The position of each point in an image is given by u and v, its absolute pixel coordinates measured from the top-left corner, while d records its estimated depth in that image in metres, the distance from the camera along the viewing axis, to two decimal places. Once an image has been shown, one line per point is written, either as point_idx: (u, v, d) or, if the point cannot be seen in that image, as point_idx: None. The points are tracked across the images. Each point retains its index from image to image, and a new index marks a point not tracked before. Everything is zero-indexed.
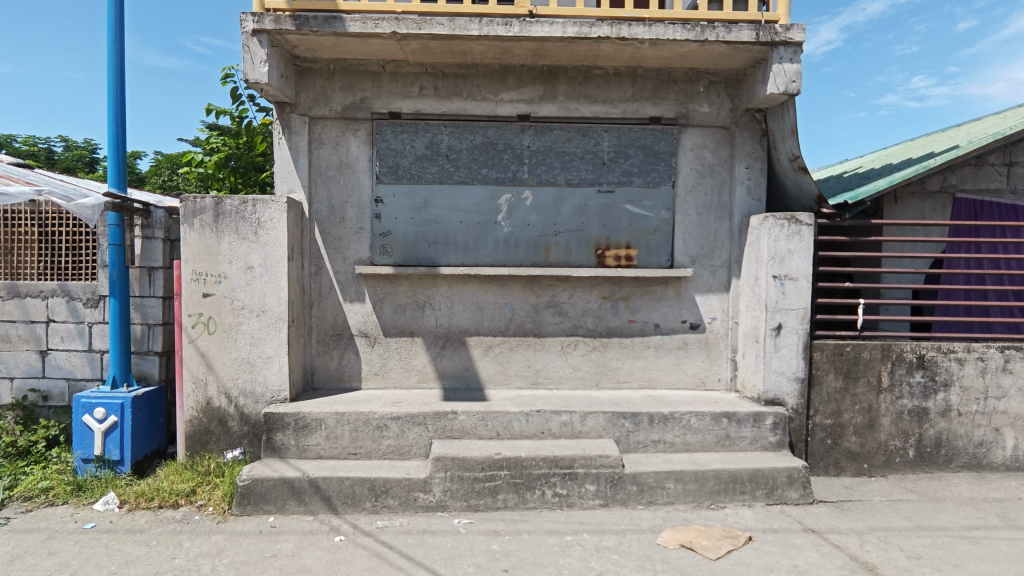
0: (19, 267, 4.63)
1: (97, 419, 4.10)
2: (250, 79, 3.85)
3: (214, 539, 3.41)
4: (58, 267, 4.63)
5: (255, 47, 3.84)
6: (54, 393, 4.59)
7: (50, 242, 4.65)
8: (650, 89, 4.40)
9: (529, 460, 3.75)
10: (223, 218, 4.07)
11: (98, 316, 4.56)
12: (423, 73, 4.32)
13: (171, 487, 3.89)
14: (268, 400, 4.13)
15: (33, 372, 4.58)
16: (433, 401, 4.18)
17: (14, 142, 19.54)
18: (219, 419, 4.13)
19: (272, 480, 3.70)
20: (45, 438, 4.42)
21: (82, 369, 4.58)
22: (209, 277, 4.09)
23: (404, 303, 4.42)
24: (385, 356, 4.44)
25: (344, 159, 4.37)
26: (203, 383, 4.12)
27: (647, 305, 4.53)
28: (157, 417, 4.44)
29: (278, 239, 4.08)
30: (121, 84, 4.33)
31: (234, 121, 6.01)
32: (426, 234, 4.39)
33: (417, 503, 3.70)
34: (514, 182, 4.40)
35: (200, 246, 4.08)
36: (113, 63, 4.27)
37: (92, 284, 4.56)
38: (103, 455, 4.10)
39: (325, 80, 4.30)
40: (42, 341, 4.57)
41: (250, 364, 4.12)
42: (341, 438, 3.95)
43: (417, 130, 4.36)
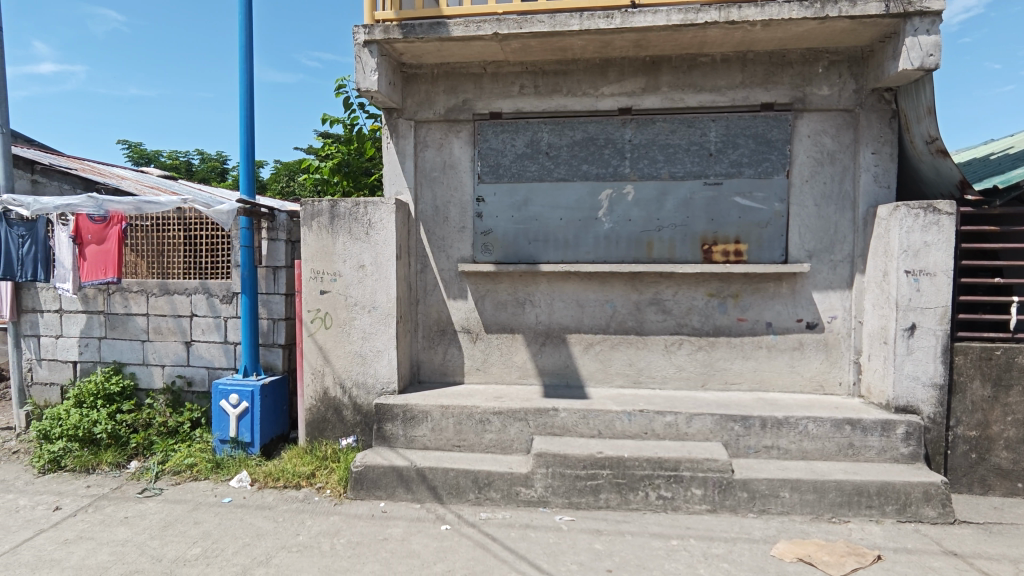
0: (168, 268, 5.21)
1: (232, 404, 4.53)
2: (362, 88, 4.09)
3: (332, 520, 3.66)
4: (199, 267, 5.17)
5: (366, 58, 4.06)
6: (197, 379, 5.13)
7: (193, 245, 5.19)
8: (761, 74, 4.15)
9: (632, 461, 3.67)
10: (338, 219, 4.35)
11: (232, 311, 5.04)
12: (524, 72, 4.36)
13: (294, 469, 4.22)
14: (379, 391, 4.35)
15: (180, 361, 5.15)
16: (534, 398, 4.21)
17: (160, 158, 22.06)
18: (335, 408, 4.43)
19: (382, 468, 3.91)
20: (189, 419, 4.95)
21: (219, 359, 5.08)
22: (326, 275, 4.39)
23: (505, 300, 4.49)
24: (486, 352, 4.54)
25: (447, 160, 4.51)
26: (321, 373, 4.43)
27: (758, 303, 4.28)
28: (281, 405, 4.83)
29: (387, 239, 4.29)
30: (251, 100, 4.74)
31: (346, 128, 6.39)
32: (526, 232, 4.43)
33: (519, 497, 3.75)
34: (615, 177, 4.33)
35: (318, 246, 4.39)
36: (244, 81, 4.70)
37: (227, 282, 5.05)
38: (237, 437, 4.53)
39: (429, 85, 4.46)
40: (187, 333, 5.12)
41: (362, 358, 4.37)
42: (446, 430, 4.08)
43: (518, 128, 4.42)
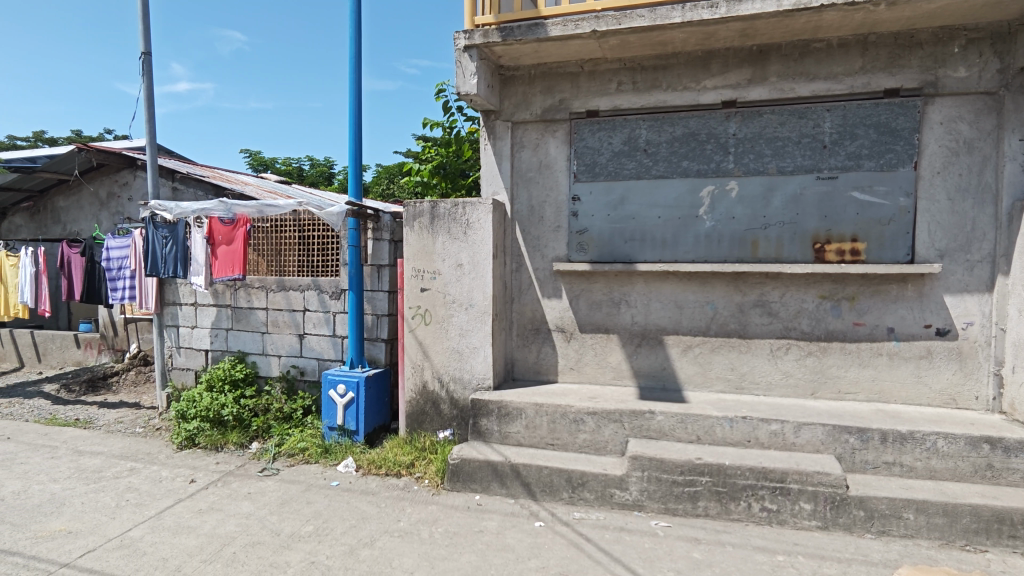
0: (285, 265, 5.66)
1: (340, 394, 4.84)
2: (462, 92, 4.21)
3: (430, 509, 3.80)
4: (312, 264, 5.56)
5: (466, 62, 4.18)
6: (309, 369, 5.52)
7: (307, 244, 5.59)
8: (885, 58, 3.82)
9: (734, 469, 3.51)
10: (438, 220, 4.51)
11: (340, 306, 5.37)
12: (621, 68, 4.29)
13: (395, 458, 4.43)
14: (474, 386, 4.46)
15: (294, 352, 5.56)
16: (630, 399, 4.14)
17: (276, 164, 23.94)
18: (433, 401, 4.60)
19: (478, 461, 4.00)
20: (302, 406, 5.34)
21: (328, 351, 5.44)
22: (426, 273, 4.57)
23: (600, 299, 4.45)
24: (581, 351, 4.52)
25: (543, 160, 4.54)
26: (420, 367, 4.62)
27: (878, 307, 3.95)
28: (383, 396, 5.08)
29: (484, 239, 4.39)
30: (359, 108, 5.03)
31: (445, 131, 6.60)
32: (622, 231, 4.36)
33: (614, 499, 3.70)
34: (718, 173, 4.16)
35: (419, 246, 4.58)
36: (353, 91, 4.99)
37: (336, 280, 5.39)
38: (343, 425, 4.83)
39: (526, 86, 4.51)
40: (301, 326, 5.52)
41: (459, 353, 4.50)
42: (539, 428, 4.12)
43: (615, 126, 4.36)
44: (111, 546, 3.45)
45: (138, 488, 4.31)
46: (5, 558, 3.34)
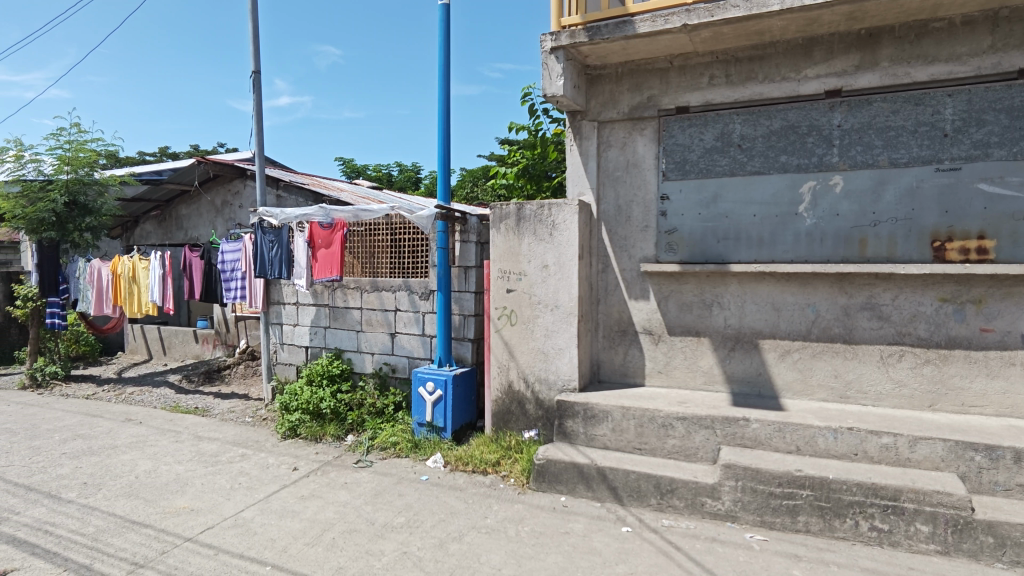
0: (378, 267, 5.93)
1: (429, 392, 4.99)
2: (548, 94, 4.23)
3: (516, 508, 3.84)
4: (403, 266, 5.79)
5: (552, 64, 4.20)
6: (400, 367, 5.74)
7: (398, 247, 5.83)
8: (1020, 34, 3.44)
9: (839, 484, 3.28)
10: (524, 221, 4.55)
11: (429, 307, 5.55)
12: (714, 62, 4.14)
13: (482, 456, 4.52)
14: (560, 387, 4.46)
15: (386, 349, 5.81)
16: (722, 405, 3.98)
17: (367, 171, 25.15)
18: (519, 401, 4.64)
19: (563, 463, 3.99)
20: (393, 402, 5.57)
21: (418, 350, 5.64)
22: (512, 274, 4.63)
23: (690, 301, 4.31)
24: (669, 354, 4.40)
25: (630, 159, 4.47)
26: (506, 367, 4.69)
27: (1010, 311, 3.56)
28: (470, 395, 5.20)
29: (570, 239, 4.38)
30: (447, 114, 5.18)
31: (530, 134, 6.65)
32: (714, 230, 4.20)
33: (705, 509, 3.57)
34: (821, 167, 3.91)
35: (506, 247, 4.65)
36: (442, 97, 5.15)
37: (426, 281, 5.58)
38: (432, 422, 4.99)
39: (614, 84, 4.45)
40: (392, 325, 5.76)
41: (545, 354, 4.52)
42: (626, 432, 4.05)
43: (707, 122, 4.21)
44: (227, 525, 3.77)
45: (249, 473, 4.67)
46: (139, 530, 3.73)
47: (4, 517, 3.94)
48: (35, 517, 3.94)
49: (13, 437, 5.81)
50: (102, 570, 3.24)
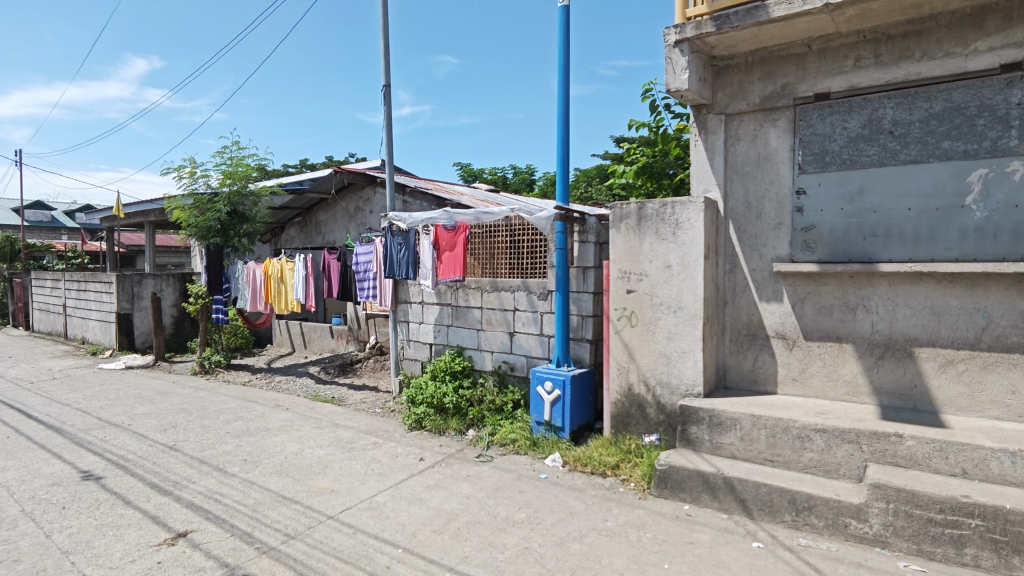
0: (497, 267, 6.10)
1: (547, 391, 5.05)
2: (672, 88, 4.11)
3: (637, 513, 3.76)
4: (522, 267, 5.91)
5: (677, 58, 4.07)
6: (518, 365, 5.86)
7: (517, 248, 5.95)
8: None
9: (1018, 515, 2.86)
10: (646, 221, 4.46)
11: (547, 307, 5.62)
12: (860, 42, 3.79)
13: (601, 459, 4.48)
14: (683, 392, 4.30)
15: (505, 348, 5.96)
16: (869, 419, 3.62)
17: (483, 175, 25.97)
18: (639, 404, 4.55)
19: (687, 470, 3.85)
20: (512, 400, 5.70)
21: (536, 349, 5.73)
22: (633, 275, 4.56)
23: (831, 304, 3.97)
24: (805, 361, 4.09)
25: (761, 152, 4.21)
26: (626, 369, 4.61)
27: None
28: (588, 396, 5.19)
29: (695, 238, 4.21)
30: (567, 115, 5.21)
31: (651, 131, 6.49)
32: (860, 226, 3.84)
33: (849, 531, 3.27)
34: (995, 152, 3.43)
35: (626, 247, 4.59)
36: (562, 99, 5.19)
37: (544, 281, 5.66)
38: (550, 421, 5.04)
39: (743, 74, 4.23)
40: (511, 325, 5.89)
41: (667, 357, 4.38)
42: (757, 442, 3.82)
43: (852, 108, 3.86)
44: (363, 507, 4.07)
45: (380, 460, 5.01)
46: (290, 505, 4.14)
47: (183, 485, 4.56)
48: (207, 486, 4.52)
49: (188, 416, 6.69)
50: (261, 538, 3.64)
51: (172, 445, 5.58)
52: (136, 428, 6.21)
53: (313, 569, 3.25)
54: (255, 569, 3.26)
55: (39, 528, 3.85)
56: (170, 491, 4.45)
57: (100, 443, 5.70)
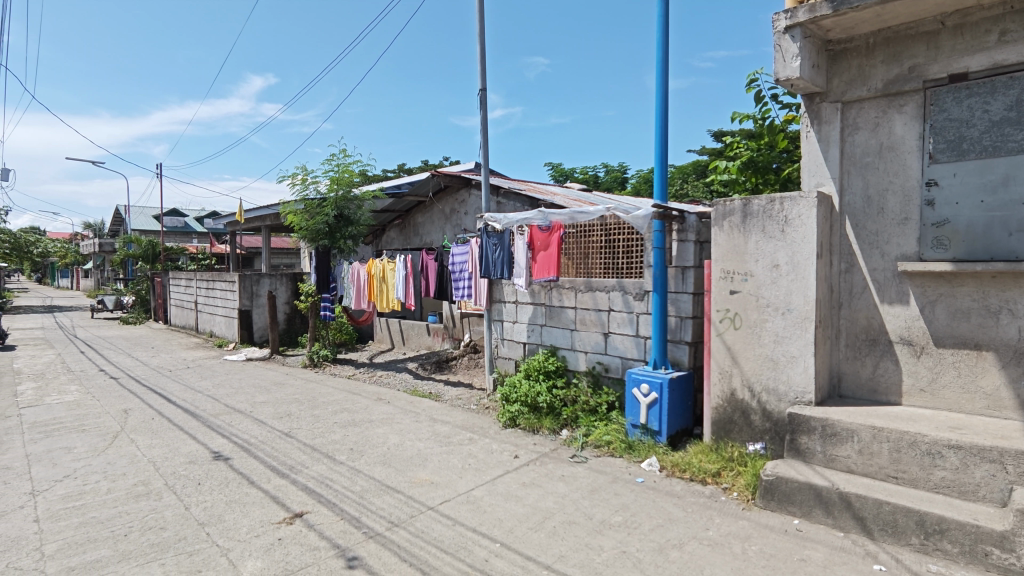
0: (591, 268, 6.06)
1: (644, 393, 4.94)
2: (782, 77, 3.90)
3: (740, 524, 3.60)
4: (617, 266, 5.83)
5: (787, 44, 3.87)
6: (612, 366, 5.79)
7: (612, 247, 5.89)
8: None
9: None
10: (751, 218, 4.27)
11: (644, 308, 5.51)
12: (1006, 14, 3.39)
13: (701, 465, 4.33)
14: (792, 399, 4.05)
15: (599, 349, 5.90)
16: (1016, 436, 3.22)
17: (575, 175, 25.88)
18: (742, 410, 4.36)
19: (796, 482, 3.63)
20: (607, 402, 5.65)
21: (631, 351, 5.63)
22: (737, 274, 4.38)
23: (968, 307, 3.57)
24: (935, 370, 3.72)
25: (884, 141, 3.88)
26: (729, 374, 4.43)
27: None
28: (687, 400, 5.02)
29: (806, 236, 3.95)
30: (665, 111, 5.10)
31: (756, 123, 6.15)
32: (1005, 220, 3.42)
33: (989, 560, 2.93)
34: None
35: (729, 246, 4.42)
36: (660, 94, 5.09)
37: (640, 281, 5.56)
38: (646, 424, 4.93)
39: (863, 57, 3.92)
40: (606, 325, 5.83)
41: (774, 362, 4.15)
42: (878, 456, 3.52)
43: (995, 88, 3.46)
44: (461, 500, 4.19)
45: (477, 456, 5.14)
46: (393, 494, 4.35)
47: (298, 469, 4.93)
48: (319, 472, 4.85)
49: (301, 406, 7.21)
50: (368, 523, 3.85)
51: (288, 432, 6.05)
52: (257, 415, 6.78)
53: (416, 557, 3.39)
54: (363, 553, 3.46)
55: (179, 500, 4.31)
56: (287, 474, 4.82)
57: (227, 427, 6.29)
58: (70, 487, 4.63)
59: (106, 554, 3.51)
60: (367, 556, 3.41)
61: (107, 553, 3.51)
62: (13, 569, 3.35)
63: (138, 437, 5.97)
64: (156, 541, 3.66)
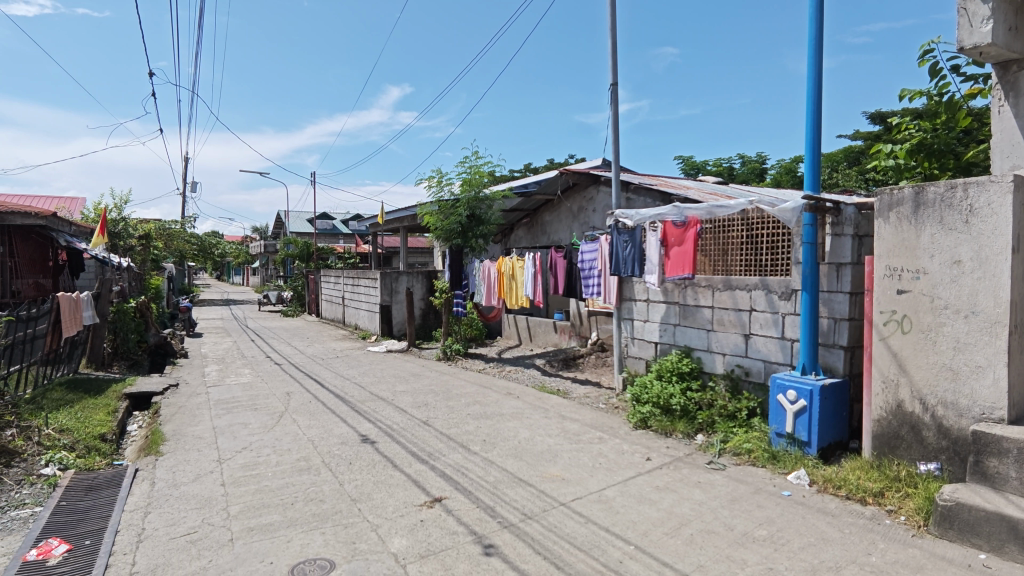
0: (730, 266, 5.75)
1: (790, 401, 4.57)
2: (968, 46, 3.42)
3: (909, 553, 3.20)
4: (760, 264, 5.48)
5: (975, 7, 3.39)
6: (754, 370, 5.46)
7: (755, 243, 5.53)
8: None
9: None
10: (925, 208, 3.79)
11: (791, 308, 5.12)
12: None
13: (860, 483, 3.91)
14: (977, 416, 3.53)
15: (739, 351, 5.58)
16: None
17: (708, 167, 24.65)
18: (912, 425, 3.88)
19: (983, 511, 3.15)
20: (747, 407, 5.32)
21: (776, 354, 5.25)
22: (906, 272, 3.90)
23: None
24: None
25: None
26: (895, 384, 3.97)
27: None
28: (841, 410, 4.57)
29: (998, 227, 3.42)
30: (818, 94, 4.69)
31: (930, 101, 5.44)
32: None
33: None
34: None
35: (897, 240, 3.95)
36: (812, 76, 4.69)
37: (787, 280, 5.15)
38: (793, 434, 4.56)
39: None
40: (747, 326, 5.49)
41: (953, 372, 3.64)
42: None
43: None
44: (593, 498, 4.17)
45: (607, 455, 5.08)
46: (525, 487, 4.44)
47: (436, 456, 5.21)
48: (455, 460, 5.09)
49: (437, 396, 7.62)
50: (503, 513, 3.97)
51: (425, 421, 6.41)
52: (397, 403, 7.28)
53: (550, 550, 3.43)
54: (499, 542, 3.57)
55: (334, 477, 4.75)
56: (426, 460, 5.12)
57: (372, 413, 6.82)
58: (247, 457, 5.30)
59: (278, 518, 3.96)
60: (502, 545, 3.51)
61: (278, 518, 3.97)
62: (206, 525, 3.89)
63: (299, 417, 6.67)
64: (317, 512, 4.07)
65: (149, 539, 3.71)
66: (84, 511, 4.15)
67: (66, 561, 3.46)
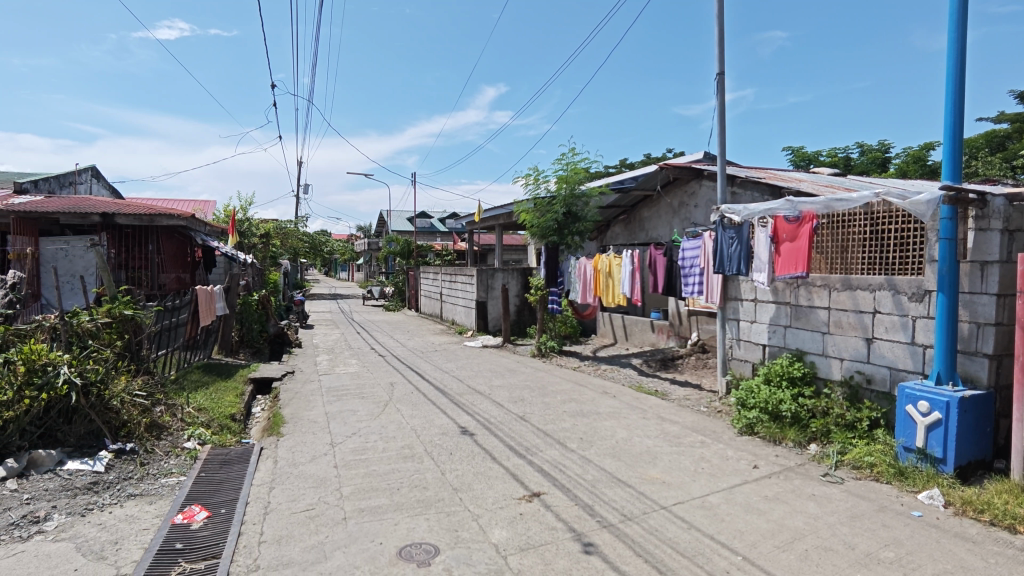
0: (851, 264, 5.32)
1: (922, 412, 4.16)
2: None
3: None
4: (886, 262, 5.04)
5: None
6: (877, 378, 5.02)
7: (881, 240, 5.09)
8: None
9: None
10: None
11: (923, 310, 4.64)
12: None
13: (1008, 508, 3.49)
14: None
15: (860, 356, 5.15)
16: None
17: (821, 157, 22.91)
18: None
19: None
20: (868, 418, 4.86)
21: (904, 361, 4.78)
22: None
23: None
24: None
25: None
26: None
27: None
28: (984, 425, 4.10)
29: None
30: (960, 73, 4.22)
31: None
32: None
33: None
34: None
35: None
36: (953, 53, 4.23)
37: (918, 279, 4.68)
38: (925, 449, 4.14)
39: None
40: (869, 330, 5.06)
41: None
42: None
43: None
44: (696, 504, 4.03)
45: (710, 460, 4.88)
46: (624, 487, 4.37)
47: (533, 452, 5.26)
48: (552, 457, 5.11)
49: (533, 392, 7.69)
50: (602, 513, 3.94)
51: (522, 416, 6.50)
52: (494, 397, 7.43)
53: (651, 554, 3.36)
54: (598, 541, 3.54)
55: (436, 466, 4.94)
56: (523, 455, 5.19)
57: (470, 406, 7.01)
58: (357, 443, 5.63)
59: (385, 502, 4.18)
60: (602, 545, 3.48)
61: (386, 502, 4.18)
62: (322, 503, 4.19)
63: (403, 407, 7.00)
64: (421, 498, 4.26)
65: (274, 512, 4.06)
66: (219, 483, 4.61)
67: (206, 526, 3.86)
